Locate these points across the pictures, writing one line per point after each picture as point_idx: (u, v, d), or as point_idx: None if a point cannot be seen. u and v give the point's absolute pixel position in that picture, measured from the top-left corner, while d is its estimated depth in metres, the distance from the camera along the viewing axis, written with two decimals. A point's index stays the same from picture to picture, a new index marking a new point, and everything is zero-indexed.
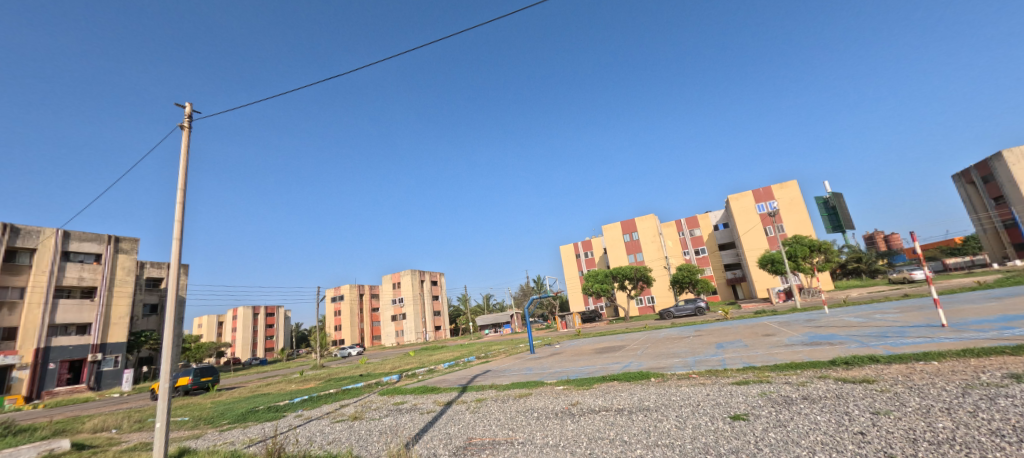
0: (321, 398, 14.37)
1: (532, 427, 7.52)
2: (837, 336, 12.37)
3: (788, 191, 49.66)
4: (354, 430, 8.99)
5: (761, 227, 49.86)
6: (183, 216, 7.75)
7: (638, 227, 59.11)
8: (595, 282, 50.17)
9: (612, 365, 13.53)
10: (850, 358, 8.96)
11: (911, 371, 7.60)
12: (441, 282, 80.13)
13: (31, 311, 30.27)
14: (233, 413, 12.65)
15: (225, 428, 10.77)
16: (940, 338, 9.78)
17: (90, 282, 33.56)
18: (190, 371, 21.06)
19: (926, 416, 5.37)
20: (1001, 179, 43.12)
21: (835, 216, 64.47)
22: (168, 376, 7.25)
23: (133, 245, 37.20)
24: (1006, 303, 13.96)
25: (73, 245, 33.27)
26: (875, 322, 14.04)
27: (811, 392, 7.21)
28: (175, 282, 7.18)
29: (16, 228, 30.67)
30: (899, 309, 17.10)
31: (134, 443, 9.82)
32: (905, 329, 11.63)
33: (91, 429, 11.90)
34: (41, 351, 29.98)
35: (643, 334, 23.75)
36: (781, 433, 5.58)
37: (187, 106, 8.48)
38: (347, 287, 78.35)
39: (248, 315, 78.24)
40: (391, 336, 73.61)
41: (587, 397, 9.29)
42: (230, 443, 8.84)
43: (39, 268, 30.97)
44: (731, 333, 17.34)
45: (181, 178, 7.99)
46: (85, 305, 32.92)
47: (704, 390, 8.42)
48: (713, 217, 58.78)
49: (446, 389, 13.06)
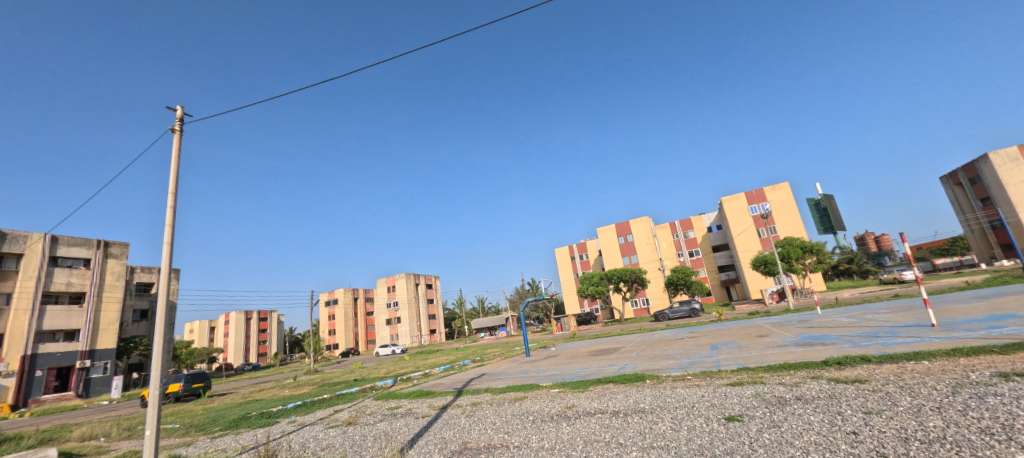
0: (315, 403, 14.25)
1: (527, 430, 7.50)
2: (830, 337, 12.45)
3: (779, 193, 50.12)
4: (347, 436, 8.90)
5: (754, 229, 50.21)
6: (174, 221, 7.66)
7: (632, 229, 59.39)
8: (590, 285, 50.20)
9: (607, 367, 13.56)
10: (843, 358, 9.02)
11: (903, 371, 7.65)
12: (436, 286, 79.87)
13: (18, 317, 29.80)
14: (225, 420, 12.52)
15: (217, 435, 10.63)
16: (929, 337, 9.89)
17: (78, 287, 33.02)
18: (180, 378, 20.79)
19: (919, 415, 5.40)
20: (988, 181, 43.82)
21: (827, 217, 65.08)
22: (159, 382, 7.17)
23: (123, 249, 36.67)
24: (994, 303, 14.16)
25: (60, 250, 32.80)
26: (867, 322, 14.15)
27: (804, 393, 7.26)
28: (165, 287, 7.09)
29: (2, 233, 30.18)
30: (891, 309, 17.20)
31: (124, 452, 9.68)
32: (896, 329, 11.74)
33: (79, 437, 11.71)
34: (28, 359, 29.50)
35: (639, 336, 23.85)
36: (776, 433, 5.59)
37: (179, 109, 8.41)
38: (341, 291, 77.91)
39: (240, 320, 77.48)
40: (385, 340, 73.15)
41: (582, 400, 9.29)
42: (221, 450, 8.74)
43: (25, 274, 30.49)
44: (725, 334, 17.39)
45: (172, 182, 7.89)
46: (73, 312, 32.41)
47: (699, 392, 8.44)
48: (706, 219, 59.18)
49: (441, 393, 13.00)
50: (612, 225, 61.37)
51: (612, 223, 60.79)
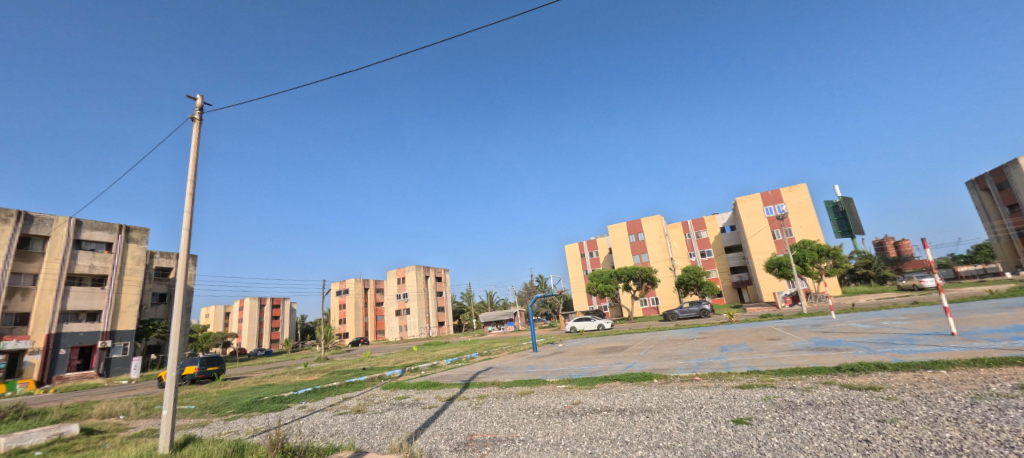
0: (324, 390, 14.49)
1: (533, 425, 7.55)
2: (844, 342, 12.22)
3: (796, 195, 49.22)
4: (356, 423, 9.08)
5: (769, 230, 49.45)
6: (193, 208, 7.83)
7: (644, 227, 58.96)
8: (599, 282, 49.85)
9: (614, 365, 13.61)
10: (856, 364, 8.87)
11: (919, 379, 7.52)
12: (445, 279, 80.22)
13: (44, 296, 30.76)
14: (239, 402, 12.82)
15: (230, 417, 10.95)
16: (948, 346, 9.70)
17: (101, 270, 33.97)
18: (196, 361, 21.34)
19: (934, 426, 5.30)
20: (1018, 188, 42.33)
21: (845, 221, 63.65)
22: (175, 365, 7.33)
23: (144, 235, 37.64)
24: (1018, 313, 13.76)
25: (84, 233, 33.66)
26: (883, 328, 13.92)
27: (816, 398, 7.15)
28: (182, 272, 7.20)
29: (30, 216, 31.13)
30: (908, 316, 16.85)
31: (141, 430, 9.96)
32: (914, 337, 11.51)
33: (99, 415, 12.11)
34: (53, 337, 30.53)
35: (647, 335, 23.90)
36: (784, 438, 5.54)
37: (198, 98, 8.57)
38: (352, 281, 78.90)
39: (254, 307, 78.96)
40: (394, 331, 74.01)
41: (588, 397, 9.31)
42: (234, 432, 8.96)
43: (51, 255, 31.46)
44: (735, 336, 17.18)
45: (191, 169, 8.07)
46: (95, 293, 33.33)
47: (707, 393, 8.38)
48: (719, 219, 58.50)
49: (448, 385, 13.09)
50: (623, 223, 61.00)
51: (623, 221, 60.38)
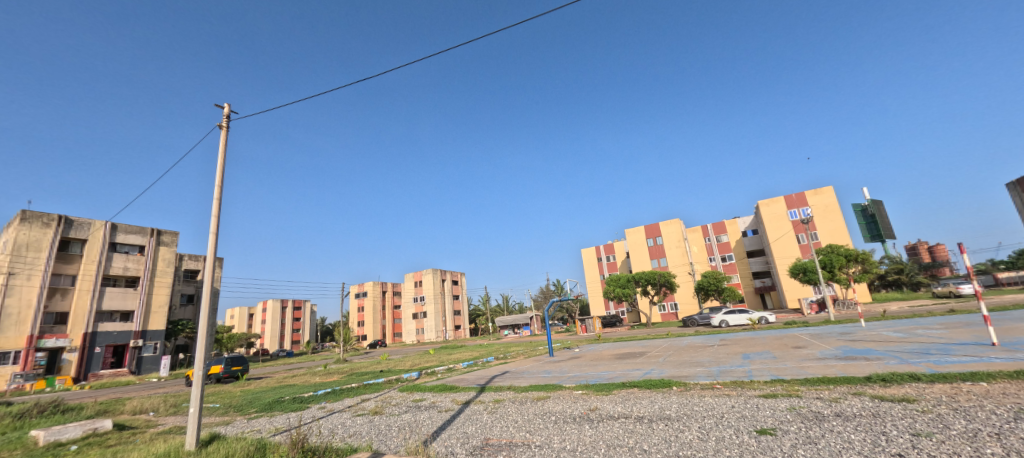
0: (344, 391, 14.73)
1: (549, 430, 7.50)
2: (874, 351, 11.80)
3: (822, 197, 47.86)
4: (373, 424, 9.21)
5: (794, 234, 48.19)
6: (219, 213, 8.08)
7: (662, 231, 58.28)
8: (617, 287, 49.24)
9: (633, 371, 13.38)
10: (888, 375, 8.54)
11: (957, 391, 7.18)
12: (462, 282, 80.64)
13: (82, 297, 32.12)
14: (261, 402, 13.10)
15: (252, 416, 11.18)
16: (989, 357, 9.25)
17: (134, 272, 35.23)
18: (221, 360, 21.95)
19: (973, 441, 5.07)
20: None
21: (875, 224, 61.45)
22: (201, 364, 7.52)
23: (174, 238, 38.87)
24: None
25: (119, 236, 35.04)
26: (917, 338, 13.35)
27: (844, 410, 6.92)
28: (210, 274, 7.40)
29: (69, 220, 32.65)
30: (945, 325, 16.10)
31: (169, 426, 10.28)
32: (950, 347, 11.04)
33: (131, 411, 12.56)
34: (89, 335, 31.78)
35: (666, 341, 23.54)
36: (810, 450, 5.40)
37: (227, 107, 8.88)
38: (370, 285, 79.87)
39: (276, 308, 81.05)
40: (411, 333, 74.71)
41: (606, 403, 9.18)
42: (256, 431, 9.16)
43: (88, 258, 32.87)
44: (758, 344, 16.76)
45: (218, 175, 8.33)
46: (128, 294, 34.55)
47: (729, 402, 8.18)
48: (741, 222, 57.22)
49: (464, 389, 13.12)
50: (641, 227, 60.43)
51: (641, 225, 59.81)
